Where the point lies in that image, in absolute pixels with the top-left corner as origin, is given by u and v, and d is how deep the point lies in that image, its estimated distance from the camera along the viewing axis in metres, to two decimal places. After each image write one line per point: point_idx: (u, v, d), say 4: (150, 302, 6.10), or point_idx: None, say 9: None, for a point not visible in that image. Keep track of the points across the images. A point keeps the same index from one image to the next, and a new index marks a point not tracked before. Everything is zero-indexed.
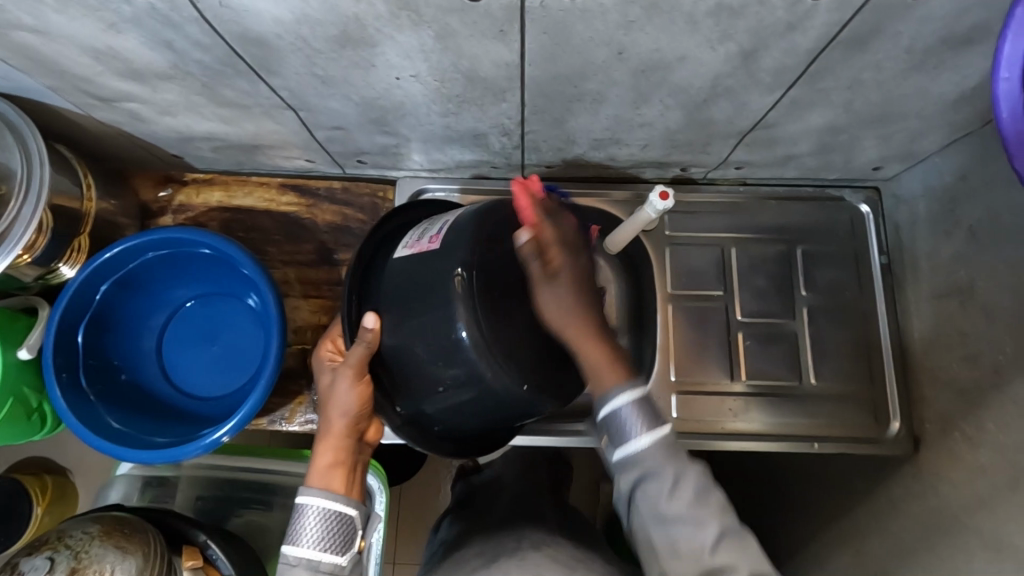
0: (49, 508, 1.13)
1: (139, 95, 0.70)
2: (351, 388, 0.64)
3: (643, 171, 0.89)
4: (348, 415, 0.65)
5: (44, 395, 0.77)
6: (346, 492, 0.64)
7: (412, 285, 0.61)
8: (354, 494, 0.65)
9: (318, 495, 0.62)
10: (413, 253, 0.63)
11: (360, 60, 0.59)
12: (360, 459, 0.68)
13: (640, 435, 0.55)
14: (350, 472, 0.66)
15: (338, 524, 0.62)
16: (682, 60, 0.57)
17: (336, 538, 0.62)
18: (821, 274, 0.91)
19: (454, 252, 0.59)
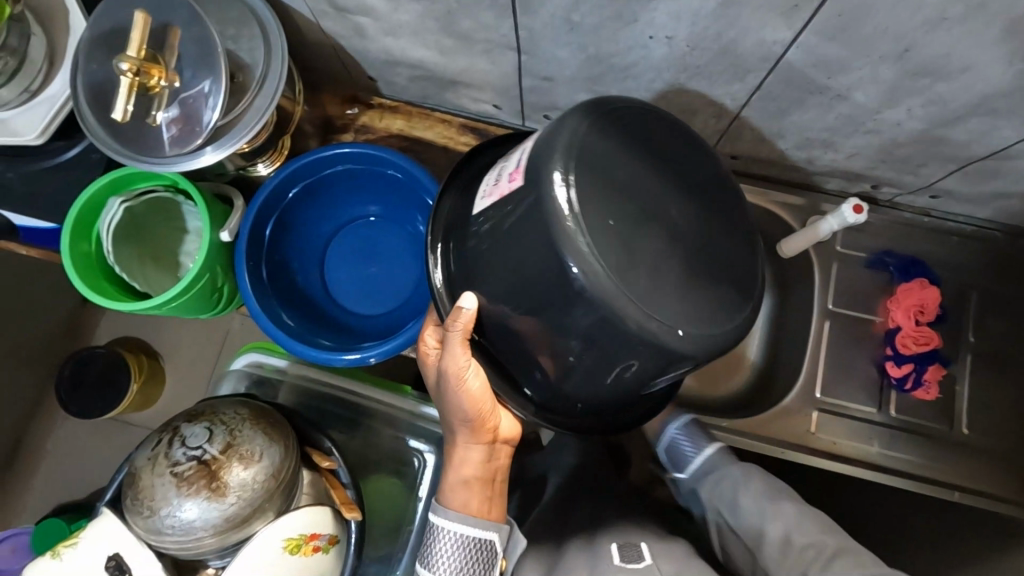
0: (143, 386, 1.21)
1: (379, 11, 0.72)
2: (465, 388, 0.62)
3: (827, 180, 0.87)
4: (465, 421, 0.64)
5: (227, 279, 0.81)
6: (483, 513, 0.65)
7: (497, 231, 0.54)
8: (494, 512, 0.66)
9: (455, 521, 0.63)
10: (497, 201, 0.55)
11: (626, 12, 0.59)
12: (496, 466, 0.69)
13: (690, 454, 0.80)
14: (485, 487, 0.66)
15: (476, 551, 0.64)
16: (964, 69, 0.55)
17: (474, 567, 0.64)
18: (992, 322, 0.87)
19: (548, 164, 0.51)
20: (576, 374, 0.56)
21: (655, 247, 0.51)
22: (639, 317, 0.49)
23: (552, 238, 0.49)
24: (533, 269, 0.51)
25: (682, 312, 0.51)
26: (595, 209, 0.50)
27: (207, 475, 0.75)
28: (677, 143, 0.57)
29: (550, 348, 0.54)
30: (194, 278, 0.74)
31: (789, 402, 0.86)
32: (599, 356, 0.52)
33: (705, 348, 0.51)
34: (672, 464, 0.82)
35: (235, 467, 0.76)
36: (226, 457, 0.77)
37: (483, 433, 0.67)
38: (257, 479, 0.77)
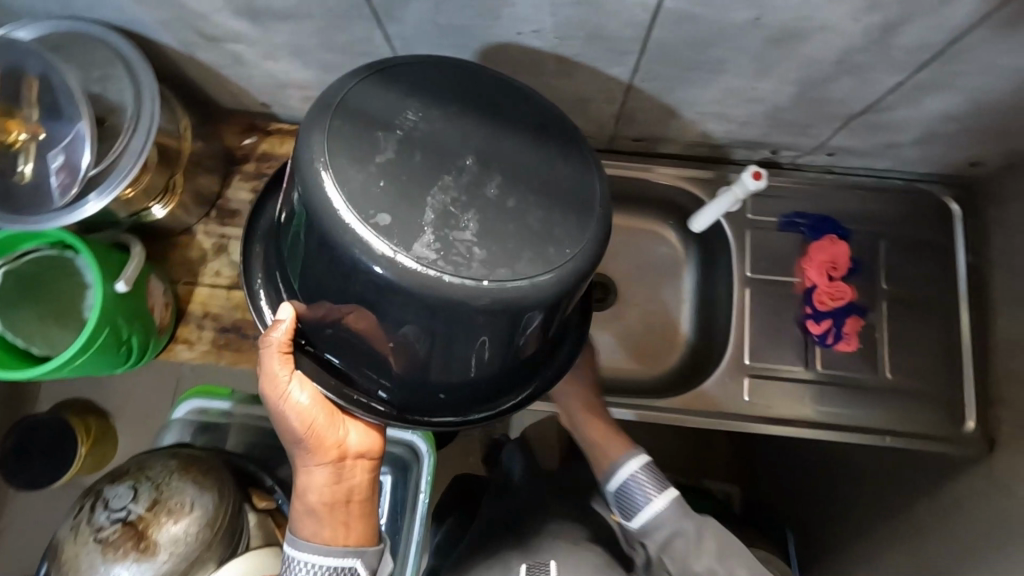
0: (93, 449, 1.20)
1: (248, 36, 0.70)
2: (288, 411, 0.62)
3: (732, 151, 0.88)
4: (301, 443, 0.64)
5: (136, 330, 0.78)
6: (335, 536, 0.65)
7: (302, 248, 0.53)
8: (350, 532, 0.66)
9: (303, 547, 0.64)
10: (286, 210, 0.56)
11: (488, 10, 0.59)
12: (350, 484, 0.67)
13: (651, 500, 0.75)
14: (336, 509, 0.65)
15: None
16: (819, 30, 0.56)
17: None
18: (905, 268, 0.89)
19: (313, 154, 0.51)
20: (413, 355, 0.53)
21: (453, 198, 0.51)
22: (433, 280, 0.48)
23: (323, 224, 0.49)
24: (328, 261, 0.51)
25: (480, 259, 0.50)
26: (363, 182, 0.50)
27: (135, 536, 0.72)
28: (466, 91, 0.57)
29: (374, 337, 0.53)
30: (92, 336, 0.71)
31: (722, 373, 0.87)
32: (428, 333, 0.51)
33: (523, 289, 0.50)
34: (625, 513, 0.77)
35: (165, 523, 0.73)
36: (154, 513, 0.74)
37: (324, 453, 0.65)
38: (190, 532, 0.74)
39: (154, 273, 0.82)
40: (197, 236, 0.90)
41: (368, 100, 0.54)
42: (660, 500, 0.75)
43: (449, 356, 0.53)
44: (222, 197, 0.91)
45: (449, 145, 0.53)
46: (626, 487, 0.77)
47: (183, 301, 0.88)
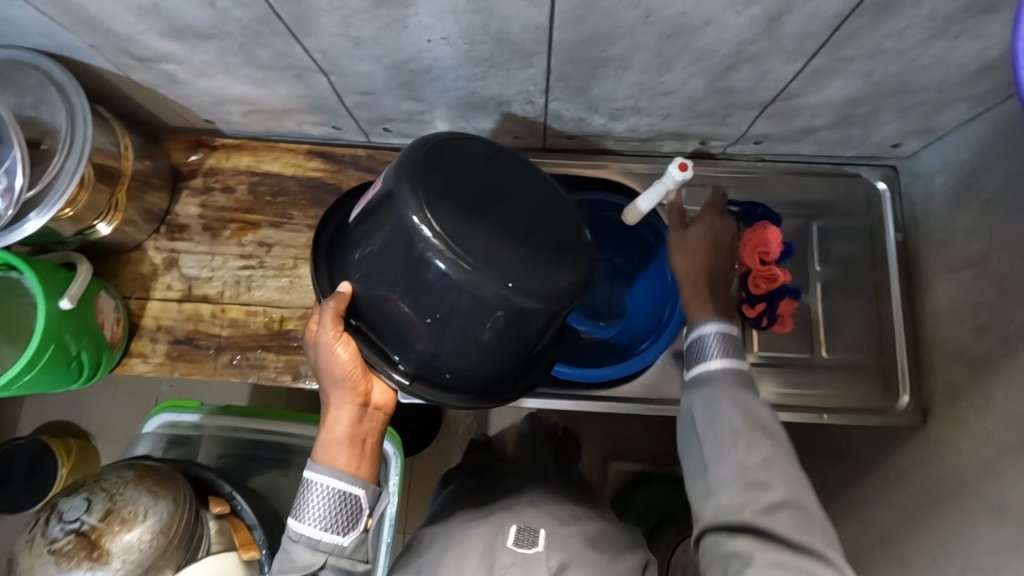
0: (75, 468, 1.21)
1: (177, 55, 0.72)
2: (333, 351, 0.63)
3: (662, 144, 0.90)
4: (333, 381, 0.65)
5: (85, 345, 0.80)
6: (350, 468, 0.64)
7: (375, 244, 0.61)
8: (364, 472, 0.65)
9: (322, 472, 0.63)
10: (364, 211, 0.64)
11: (395, 20, 0.61)
12: (370, 429, 0.67)
13: (713, 359, 0.70)
14: (355, 446, 0.65)
15: (343, 504, 0.63)
16: (707, 24, 0.59)
17: (341, 518, 0.63)
18: (836, 248, 0.92)
19: (400, 174, 0.59)
20: (436, 340, 0.61)
21: (494, 225, 0.59)
22: (473, 271, 0.56)
23: (401, 219, 0.58)
24: (393, 250, 0.59)
25: (511, 268, 0.57)
26: (435, 196, 0.58)
27: (88, 545, 0.74)
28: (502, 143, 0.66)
29: (409, 319, 0.60)
30: (35, 354, 0.73)
31: (664, 361, 0.89)
32: (453, 317, 0.58)
33: (541, 298, 0.58)
34: (687, 364, 0.73)
35: (118, 533, 0.75)
36: (107, 523, 0.76)
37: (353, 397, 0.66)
38: (143, 539, 0.76)
39: (103, 288, 0.84)
40: (147, 252, 0.92)
41: (443, 138, 0.63)
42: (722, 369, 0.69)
43: (465, 343, 0.60)
44: (171, 212, 0.93)
45: (491, 183, 0.62)
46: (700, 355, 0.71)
47: (136, 315, 0.90)
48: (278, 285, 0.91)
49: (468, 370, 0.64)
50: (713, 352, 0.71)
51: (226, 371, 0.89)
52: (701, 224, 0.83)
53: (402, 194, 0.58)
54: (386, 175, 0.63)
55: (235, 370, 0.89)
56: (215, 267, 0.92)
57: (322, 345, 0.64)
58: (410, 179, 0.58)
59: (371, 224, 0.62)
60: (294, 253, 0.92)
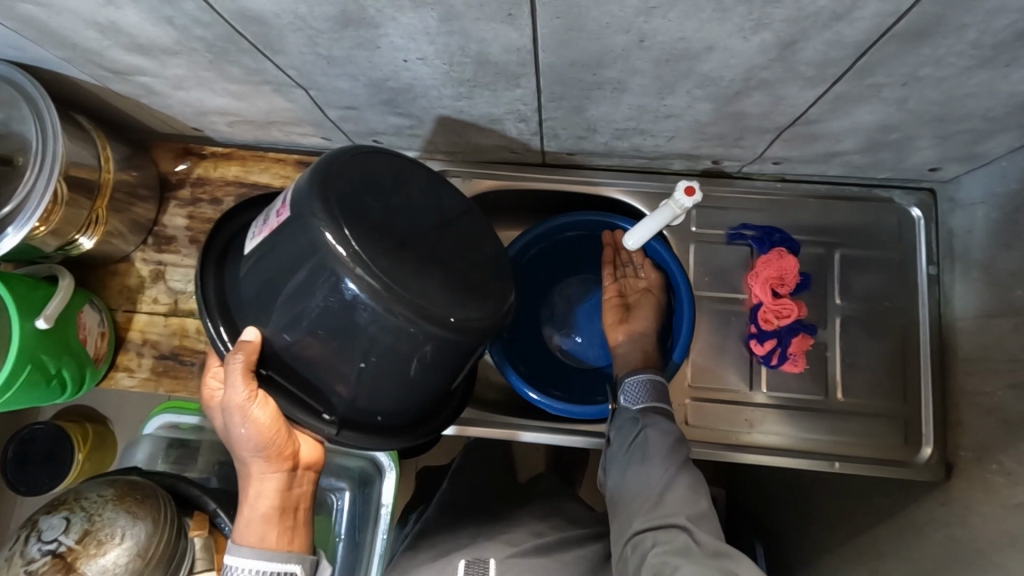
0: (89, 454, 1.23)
1: (149, 69, 0.69)
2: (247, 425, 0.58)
3: (670, 163, 0.83)
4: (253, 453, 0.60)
5: (64, 362, 0.78)
6: (280, 542, 0.62)
7: (282, 274, 0.54)
8: (297, 537, 0.63)
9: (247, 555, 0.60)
10: (265, 239, 0.55)
11: (364, 40, 0.56)
12: (297, 493, 0.64)
13: (645, 397, 0.72)
14: (283, 517, 0.62)
15: None
16: (710, 49, 0.52)
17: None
18: (859, 281, 0.84)
19: (312, 203, 0.52)
20: (361, 383, 0.56)
21: (417, 258, 0.54)
22: (407, 309, 0.51)
23: (319, 253, 0.51)
24: (313, 291, 0.52)
25: (446, 302, 0.53)
26: (352, 227, 0.52)
27: (63, 568, 0.74)
28: (415, 167, 0.60)
29: (334, 360, 0.55)
30: (11, 373, 0.72)
31: None
32: (383, 359, 0.54)
33: (475, 333, 0.55)
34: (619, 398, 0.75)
35: (94, 555, 0.75)
36: (84, 545, 0.75)
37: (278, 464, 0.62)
38: (120, 563, 0.75)
39: (88, 302, 0.83)
40: (135, 264, 0.90)
41: (353, 164, 0.56)
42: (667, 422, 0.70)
43: (386, 380, 0.56)
44: (159, 223, 0.91)
45: (408, 214, 0.57)
46: (630, 413, 0.71)
47: (122, 328, 0.89)
48: None
49: (392, 407, 0.59)
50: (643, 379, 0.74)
51: None
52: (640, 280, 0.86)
53: (315, 226, 0.51)
54: (289, 203, 0.54)
55: None
56: None
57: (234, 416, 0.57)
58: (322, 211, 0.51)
59: (279, 260, 0.54)
60: None
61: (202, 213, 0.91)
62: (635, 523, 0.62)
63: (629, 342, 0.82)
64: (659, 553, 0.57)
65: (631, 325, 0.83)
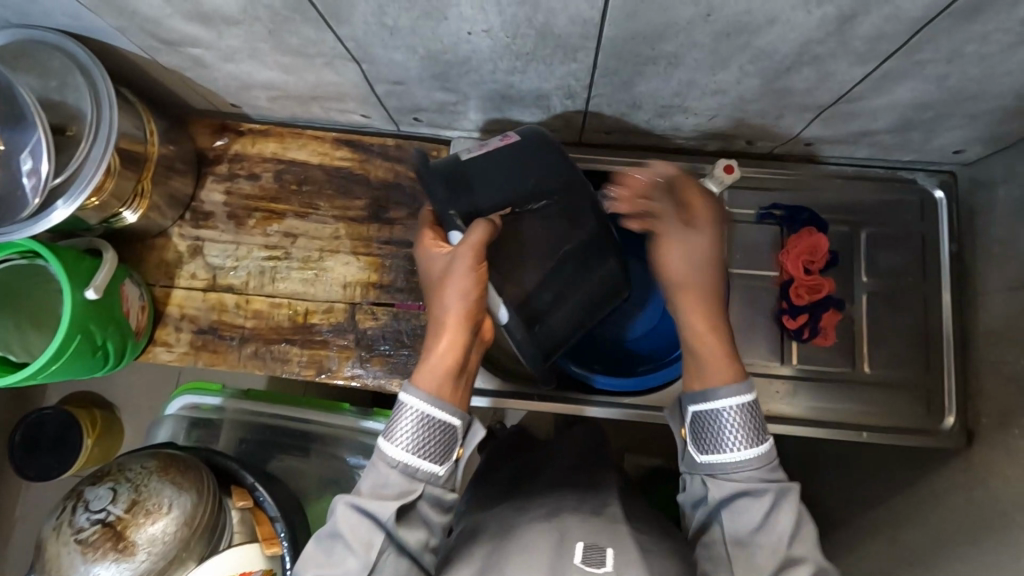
0: (98, 439, 1.20)
1: (204, 40, 0.69)
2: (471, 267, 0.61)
3: (705, 142, 0.85)
4: (460, 296, 0.60)
5: (109, 335, 0.79)
6: (451, 398, 0.58)
7: (512, 180, 0.74)
8: (463, 399, 0.60)
9: (420, 396, 0.57)
10: (495, 151, 0.74)
11: (433, 10, 0.57)
12: (472, 360, 0.62)
13: (739, 449, 0.61)
14: (460, 376, 0.60)
15: (438, 433, 0.57)
16: (772, 22, 0.54)
17: (436, 448, 0.57)
18: (884, 259, 0.88)
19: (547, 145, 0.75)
20: (553, 284, 0.73)
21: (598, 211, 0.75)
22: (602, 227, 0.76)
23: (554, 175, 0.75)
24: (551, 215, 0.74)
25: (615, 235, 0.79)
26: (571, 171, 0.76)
27: (113, 536, 0.75)
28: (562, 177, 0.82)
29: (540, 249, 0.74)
30: (61, 344, 0.72)
31: None
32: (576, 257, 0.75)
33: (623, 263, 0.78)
34: (697, 441, 0.64)
35: (143, 524, 0.76)
36: (132, 514, 0.76)
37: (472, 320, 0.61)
38: (168, 531, 0.76)
39: (129, 276, 0.83)
40: (172, 239, 0.90)
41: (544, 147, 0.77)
42: (748, 456, 0.61)
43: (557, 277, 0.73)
44: (196, 199, 0.91)
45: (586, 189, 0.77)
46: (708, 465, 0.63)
47: (160, 303, 0.89)
48: (303, 277, 0.89)
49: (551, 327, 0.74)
50: (729, 415, 0.62)
51: (249, 363, 0.88)
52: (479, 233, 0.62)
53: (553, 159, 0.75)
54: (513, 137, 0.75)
55: (258, 361, 0.88)
56: (239, 257, 0.90)
57: (460, 257, 0.61)
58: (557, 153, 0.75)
59: (519, 180, 0.74)
60: (320, 244, 0.90)
61: (240, 189, 0.91)
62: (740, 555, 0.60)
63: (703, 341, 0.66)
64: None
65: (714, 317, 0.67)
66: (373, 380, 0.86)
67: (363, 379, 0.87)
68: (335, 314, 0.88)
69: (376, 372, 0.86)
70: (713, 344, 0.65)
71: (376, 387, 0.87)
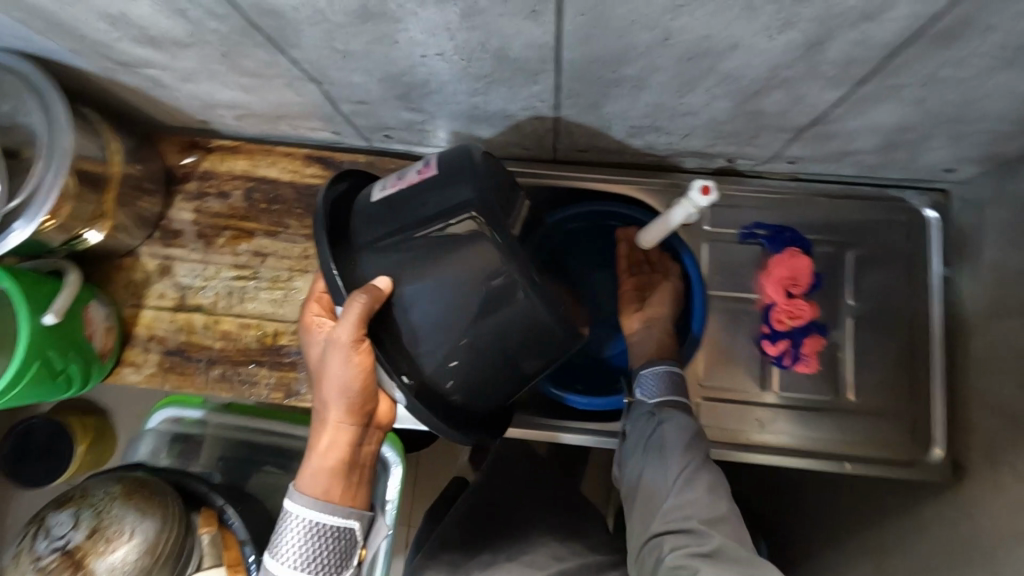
0: (89, 446, 1.20)
1: (158, 62, 0.67)
2: (349, 365, 0.57)
3: (684, 161, 0.82)
4: (342, 395, 0.59)
5: (71, 359, 0.78)
6: (343, 498, 0.62)
7: (411, 220, 0.58)
8: (356, 497, 0.63)
9: (308, 505, 0.60)
10: (405, 189, 0.60)
11: (381, 35, 0.55)
12: (367, 451, 0.64)
13: (659, 390, 0.72)
14: (351, 473, 0.62)
15: (335, 541, 0.60)
16: (735, 48, 0.51)
17: (329, 558, 0.60)
18: (871, 282, 0.84)
19: (457, 171, 0.58)
20: (458, 356, 0.58)
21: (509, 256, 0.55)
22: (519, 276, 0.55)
23: (456, 211, 0.56)
24: (443, 257, 0.56)
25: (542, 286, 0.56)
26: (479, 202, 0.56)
27: (73, 564, 0.74)
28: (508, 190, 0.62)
29: (441, 316, 0.57)
30: (18, 370, 0.71)
31: None
32: (482, 323, 0.56)
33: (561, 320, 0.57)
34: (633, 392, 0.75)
35: (103, 552, 0.74)
36: (93, 542, 0.75)
37: (359, 415, 0.61)
38: (129, 560, 0.75)
39: (94, 297, 0.82)
40: (141, 258, 0.89)
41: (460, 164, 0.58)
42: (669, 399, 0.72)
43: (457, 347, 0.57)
44: (166, 217, 0.90)
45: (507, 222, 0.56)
46: (646, 407, 0.72)
47: (129, 323, 0.88)
48: (272, 297, 0.88)
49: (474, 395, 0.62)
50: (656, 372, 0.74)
51: (215, 385, 0.86)
52: (349, 327, 0.55)
53: (460, 189, 0.57)
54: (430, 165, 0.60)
55: (225, 384, 0.86)
56: (208, 277, 0.88)
57: (335, 356, 0.57)
58: (466, 181, 0.57)
59: (414, 214, 0.58)
60: (288, 264, 0.88)
61: (210, 207, 0.90)
62: (653, 525, 0.63)
63: (645, 330, 0.81)
64: (676, 555, 0.59)
65: (657, 315, 0.81)
66: None
67: None
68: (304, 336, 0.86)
69: None
70: (644, 345, 0.80)
71: None
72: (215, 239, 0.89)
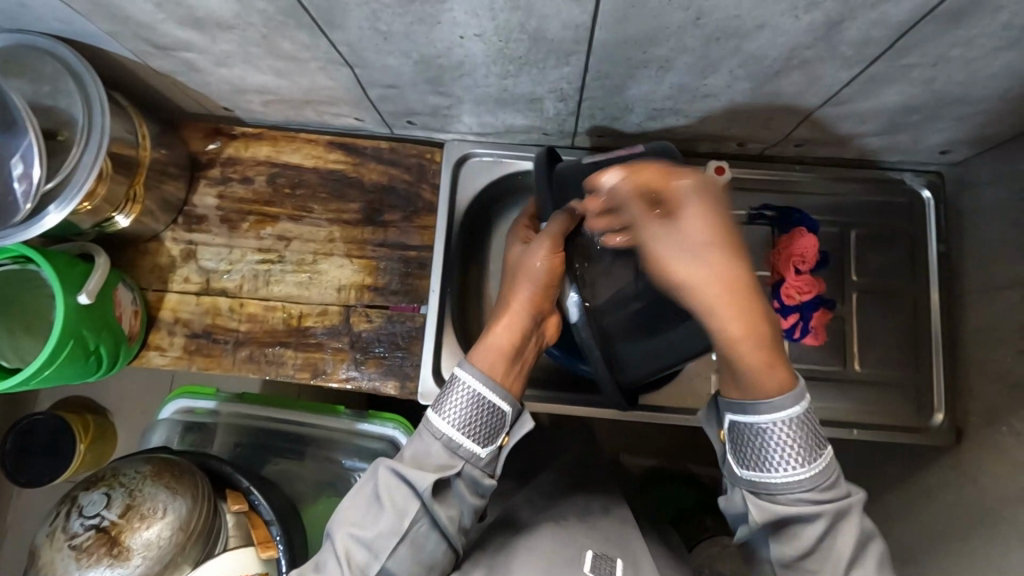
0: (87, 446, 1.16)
1: (196, 44, 0.69)
2: (545, 257, 0.69)
3: (697, 145, 0.86)
4: (529, 282, 0.69)
5: (103, 339, 0.79)
6: (503, 379, 0.66)
7: None
8: (512, 387, 0.67)
9: (474, 373, 0.64)
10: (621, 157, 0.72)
11: (426, 16, 0.58)
12: (530, 349, 0.70)
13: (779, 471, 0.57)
14: (513, 359, 0.67)
15: (488, 414, 0.63)
16: (761, 28, 0.55)
17: (483, 425, 0.63)
18: (873, 259, 0.89)
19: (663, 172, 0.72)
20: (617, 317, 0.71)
21: None
22: None
23: None
24: None
25: None
26: None
27: (108, 542, 0.75)
28: None
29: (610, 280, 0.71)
30: (54, 349, 0.72)
31: (691, 366, 0.87)
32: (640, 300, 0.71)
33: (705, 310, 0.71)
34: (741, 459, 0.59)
35: (138, 529, 0.75)
36: (127, 519, 0.76)
37: (537, 309, 0.69)
38: (163, 536, 0.76)
39: (122, 280, 0.83)
40: (165, 243, 0.90)
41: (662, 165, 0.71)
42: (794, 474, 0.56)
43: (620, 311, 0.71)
44: (190, 202, 0.91)
45: None
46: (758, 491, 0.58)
47: (154, 307, 0.89)
48: (298, 280, 0.89)
49: (619, 351, 0.73)
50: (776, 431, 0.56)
51: (243, 367, 0.88)
52: (557, 224, 0.69)
53: None
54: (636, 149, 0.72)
55: (253, 366, 0.87)
56: (234, 260, 0.90)
57: (533, 249, 0.70)
58: None
59: None
60: (313, 248, 0.90)
61: (234, 193, 0.91)
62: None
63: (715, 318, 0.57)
64: None
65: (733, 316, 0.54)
66: (368, 382, 0.87)
67: (358, 381, 0.87)
68: (330, 317, 0.88)
69: (372, 374, 0.87)
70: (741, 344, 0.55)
71: (372, 390, 0.87)
72: (240, 224, 0.91)
